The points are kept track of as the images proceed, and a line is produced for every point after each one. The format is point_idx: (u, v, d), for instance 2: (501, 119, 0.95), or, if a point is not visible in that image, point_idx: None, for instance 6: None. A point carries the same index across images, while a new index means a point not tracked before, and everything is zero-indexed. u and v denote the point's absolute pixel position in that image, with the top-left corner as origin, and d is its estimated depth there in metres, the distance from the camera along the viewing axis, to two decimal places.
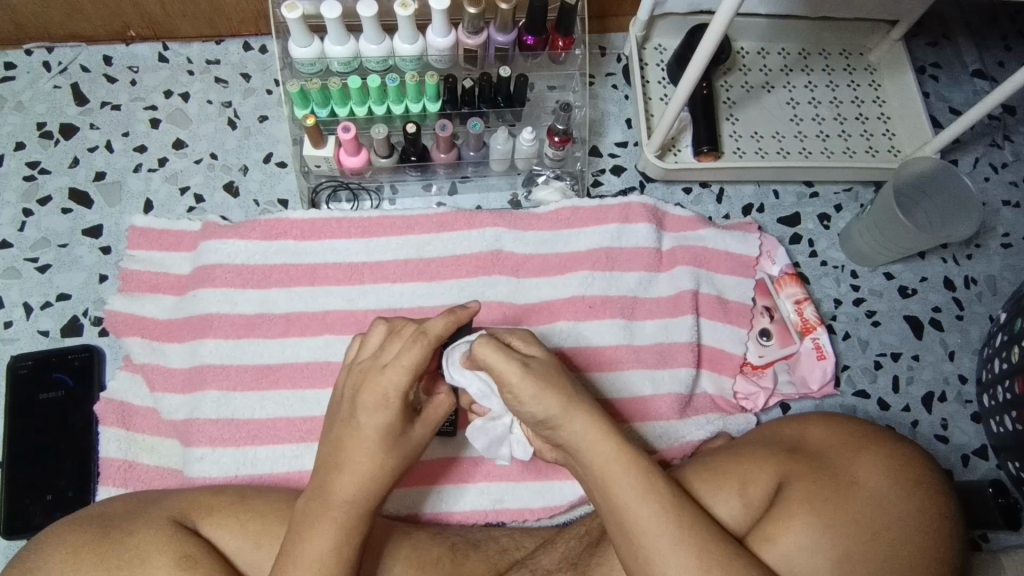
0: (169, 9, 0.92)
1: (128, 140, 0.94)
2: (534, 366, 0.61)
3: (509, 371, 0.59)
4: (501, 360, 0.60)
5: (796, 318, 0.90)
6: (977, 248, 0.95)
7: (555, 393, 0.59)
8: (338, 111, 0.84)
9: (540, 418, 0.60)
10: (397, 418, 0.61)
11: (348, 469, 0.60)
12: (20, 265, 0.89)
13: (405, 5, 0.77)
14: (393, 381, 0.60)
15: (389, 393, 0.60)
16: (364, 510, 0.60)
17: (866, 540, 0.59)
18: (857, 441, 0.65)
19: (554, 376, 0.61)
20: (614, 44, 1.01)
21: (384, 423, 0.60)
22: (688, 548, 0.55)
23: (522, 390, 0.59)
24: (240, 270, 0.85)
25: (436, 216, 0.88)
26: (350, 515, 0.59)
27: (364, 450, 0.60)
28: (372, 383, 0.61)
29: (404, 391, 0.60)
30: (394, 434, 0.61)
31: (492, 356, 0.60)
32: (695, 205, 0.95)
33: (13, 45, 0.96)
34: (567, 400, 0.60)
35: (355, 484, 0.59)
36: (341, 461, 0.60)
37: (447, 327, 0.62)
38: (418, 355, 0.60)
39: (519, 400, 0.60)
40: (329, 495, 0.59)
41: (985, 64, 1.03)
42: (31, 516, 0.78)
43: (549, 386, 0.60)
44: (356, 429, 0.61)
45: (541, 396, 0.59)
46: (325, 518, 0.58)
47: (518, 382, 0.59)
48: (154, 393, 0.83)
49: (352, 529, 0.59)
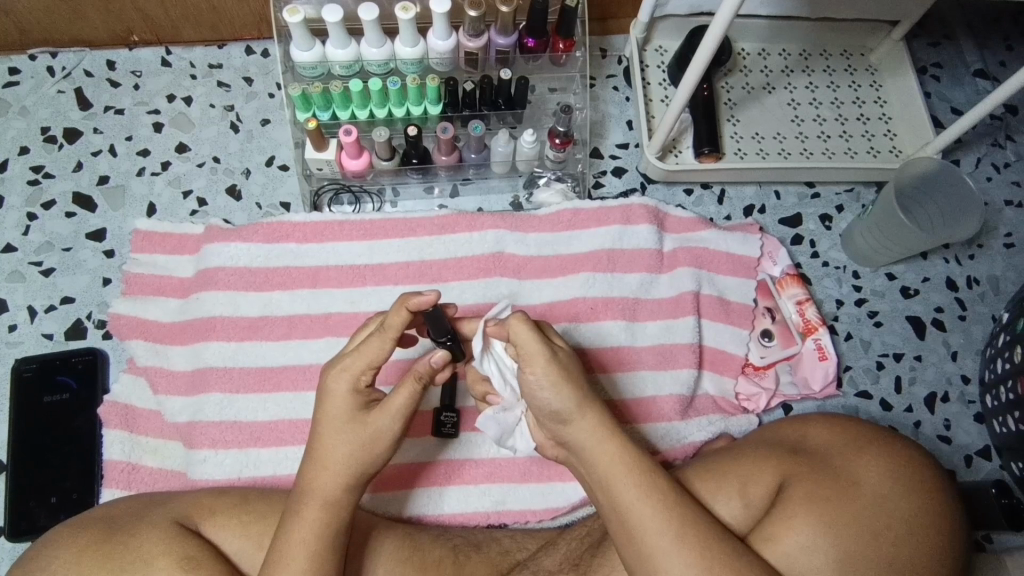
0: (172, 13, 0.92)
1: (131, 144, 0.95)
2: (559, 355, 0.61)
3: (535, 354, 0.60)
4: (533, 341, 0.60)
5: (798, 319, 0.90)
6: (979, 248, 0.95)
7: (572, 386, 0.60)
8: (340, 114, 0.84)
9: (556, 409, 0.60)
10: (349, 403, 0.61)
11: (320, 463, 0.60)
12: (24, 268, 0.90)
13: (406, 8, 0.77)
14: (342, 368, 0.61)
15: (341, 377, 0.61)
16: (339, 505, 0.60)
17: (869, 540, 0.59)
18: (861, 441, 0.65)
19: (573, 369, 0.61)
20: (615, 46, 1.01)
21: (339, 408, 0.61)
22: (688, 546, 0.56)
23: (543, 376, 0.60)
24: (244, 273, 0.85)
25: (438, 218, 0.89)
26: (320, 510, 0.59)
27: (329, 439, 0.61)
28: (328, 370, 0.62)
29: (353, 375, 0.61)
30: (353, 421, 0.61)
31: (523, 335, 0.60)
32: (696, 206, 0.95)
33: (19, 50, 0.97)
34: (581, 395, 0.60)
35: (327, 478, 0.60)
36: (314, 453, 0.61)
37: (402, 319, 0.61)
38: (371, 342, 0.61)
39: (534, 388, 0.60)
40: (304, 489, 0.60)
41: (987, 64, 1.03)
42: (36, 519, 0.79)
43: (567, 379, 0.60)
44: (319, 418, 0.62)
45: (559, 387, 0.60)
46: (302, 512, 0.59)
47: (541, 365, 0.60)
48: (158, 395, 0.83)
49: (326, 527, 0.59)
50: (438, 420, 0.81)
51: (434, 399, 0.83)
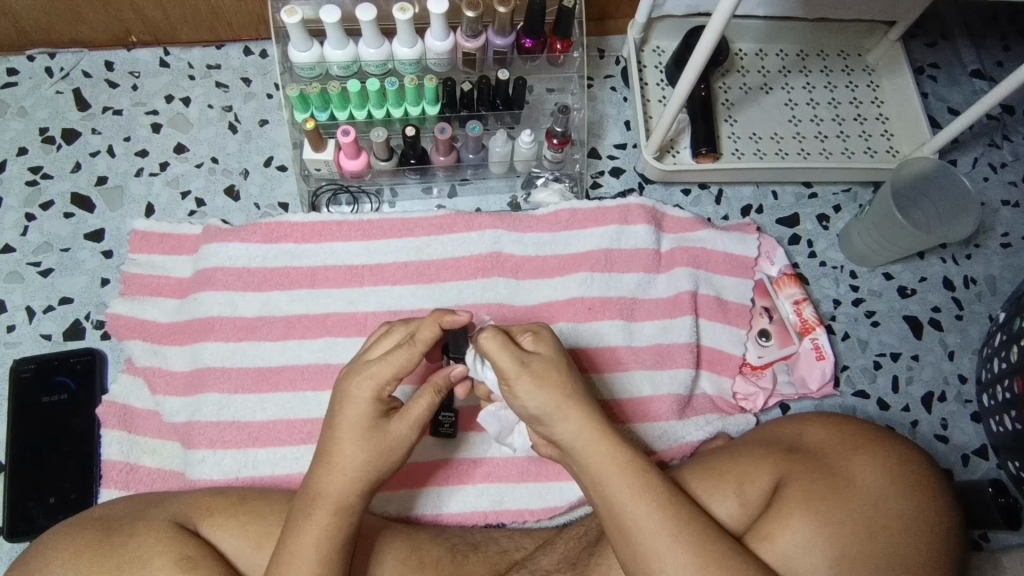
0: (170, 14, 0.93)
1: (129, 144, 0.95)
2: (537, 362, 0.61)
3: (507, 369, 0.60)
4: (504, 357, 0.60)
5: (795, 319, 0.90)
6: (976, 247, 0.95)
7: (552, 391, 0.60)
8: (338, 114, 0.85)
9: (534, 415, 0.61)
10: (369, 410, 0.61)
11: (335, 467, 0.60)
12: (23, 269, 0.90)
13: (403, 9, 0.77)
14: (366, 375, 0.61)
15: (365, 384, 0.61)
16: (349, 510, 0.60)
17: (864, 539, 0.59)
18: (856, 440, 0.65)
19: (556, 373, 0.61)
20: (613, 46, 1.01)
21: (358, 415, 0.61)
22: (683, 544, 0.56)
23: (519, 389, 0.60)
24: (242, 274, 0.86)
25: (436, 218, 0.89)
26: (331, 514, 0.59)
27: (344, 445, 0.61)
28: (351, 375, 0.62)
29: (377, 383, 0.61)
30: (372, 428, 0.61)
31: (494, 351, 0.60)
32: (694, 205, 0.95)
33: (16, 51, 0.97)
34: (564, 400, 0.60)
35: (342, 483, 0.60)
36: (326, 458, 0.61)
37: (433, 332, 0.62)
38: (399, 352, 0.61)
39: (517, 398, 0.61)
40: (312, 491, 0.60)
41: (983, 64, 1.03)
42: (34, 519, 0.79)
43: (547, 384, 0.60)
44: (335, 424, 0.62)
45: (538, 395, 0.60)
46: (313, 514, 0.59)
47: (514, 378, 0.60)
48: (157, 395, 0.83)
49: (335, 531, 0.59)
50: (437, 420, 0.80)
51: None
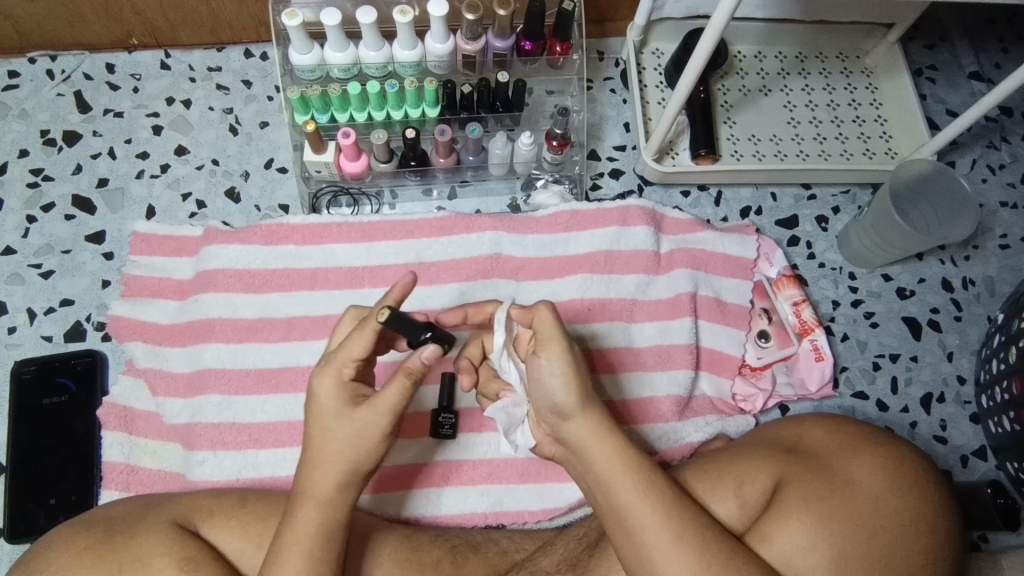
0: (170, 17, 0.93)
1: (130, 146, 0.95)
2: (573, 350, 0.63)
3: (552, 342, 0.62)
4: (553, 330, 0.62)
5: (795, 320, 0.90)
6: (975, 249, 0.95)
7: (579, 381, 0.61)
8: (338, 117, 0.85)
9: (555, 403, 0.61)
10: (334, 399, 0.61)
11: (315, 464, 0.60)
12: (23, 271, 0.90)
13: (403, 12, 0.78)
14: (329, 363, 0.61)
15: (327, 372, 0.61)
16: (332, 505, 0.60)
17: (865, 539, 0.59)
18: (857, 441, 0.65)
19: (580, 365, 0.63)
20: (612, 48, 1.02)
21: (324, 404, 0.61)
22: (686, 544, 0.56)
23: (556, 363, 0.61)
24: (242, 275, 0.86)
25: (436, 220, 0.89)
26: (316, 509, 0.60)
27: (318, 437, 0.61)
28: (316, 365, 0.62)
29: (338, 369, 0.61)
30: (340, 417, 0.61)
31: (544, 322, 0.62)
32: (693, 207, 0.96)
33: (18, 54, 0.97)
34: (584, 395, 0.61)
35: (320, 477, 0.60)
36: (307, 454, 0.61)
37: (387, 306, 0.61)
38: (354, 334, 0.61)
39: (544, 379, 0.62)
40: (300, 489, 0.61)
41: (982, 66, 1.03)
42: (35, 520, 0.79)
43: (577, 371, 0.62)
44: (310, 419, 0.62)
45: (568, 379, 0.61)
46: (299, 512, 0.60)
47: (556, 352, 0.62)
48: (157, 397, 0.83)
49: (320, 528, 0.59)
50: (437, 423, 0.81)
51: (432, 399, 0.83)
